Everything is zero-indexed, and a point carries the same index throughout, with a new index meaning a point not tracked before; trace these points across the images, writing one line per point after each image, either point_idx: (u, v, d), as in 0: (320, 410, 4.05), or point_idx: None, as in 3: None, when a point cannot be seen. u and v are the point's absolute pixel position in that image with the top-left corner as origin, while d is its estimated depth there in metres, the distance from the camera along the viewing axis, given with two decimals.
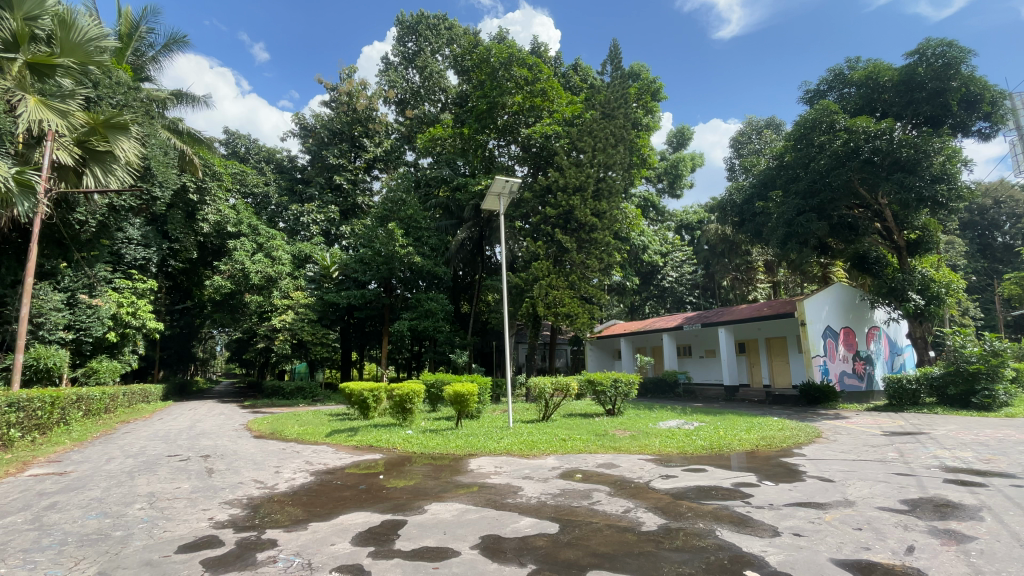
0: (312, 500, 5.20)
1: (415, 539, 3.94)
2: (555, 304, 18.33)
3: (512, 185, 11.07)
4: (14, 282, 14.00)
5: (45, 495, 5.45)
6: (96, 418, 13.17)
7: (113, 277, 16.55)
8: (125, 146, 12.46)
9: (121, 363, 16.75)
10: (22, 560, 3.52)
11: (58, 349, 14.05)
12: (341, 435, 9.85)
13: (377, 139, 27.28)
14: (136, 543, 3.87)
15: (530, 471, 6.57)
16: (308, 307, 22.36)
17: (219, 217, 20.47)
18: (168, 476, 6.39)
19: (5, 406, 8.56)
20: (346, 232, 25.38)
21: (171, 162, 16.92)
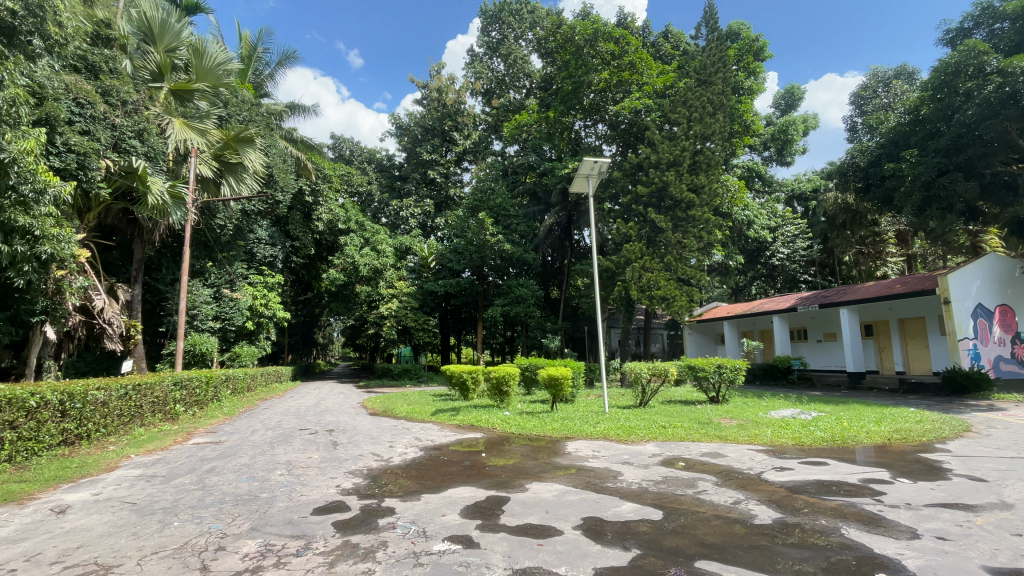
0: (421, 473, 5.60)
1: (519, 516, 4.08)
2: (649, 287, 17.75)
3: (601, 165, 10.73)
4: (173, 280, 16.54)
5: (206, 461, 6.44)
6: (241, 394, 15.27)
7: (249, 274, 19.02)
8: (252, 157, 14.08)
9: (259, 347, 19.08)
10: (193, 515, 4.20)
11: (209, 337, 16.43)
12: (444, 414, 10.44)
13: (466, 132, 28.16)
14: (279, 504, 4.45)
15: (629, 457, 6.46)
16: (409, 296, 23.88)
17: (331, 216, 22.21)
18: (301, 447, 7.23)
19: (171, 384, 10.23)
20: (441, 223, 26.51)
21: (288, 168, 18.73)
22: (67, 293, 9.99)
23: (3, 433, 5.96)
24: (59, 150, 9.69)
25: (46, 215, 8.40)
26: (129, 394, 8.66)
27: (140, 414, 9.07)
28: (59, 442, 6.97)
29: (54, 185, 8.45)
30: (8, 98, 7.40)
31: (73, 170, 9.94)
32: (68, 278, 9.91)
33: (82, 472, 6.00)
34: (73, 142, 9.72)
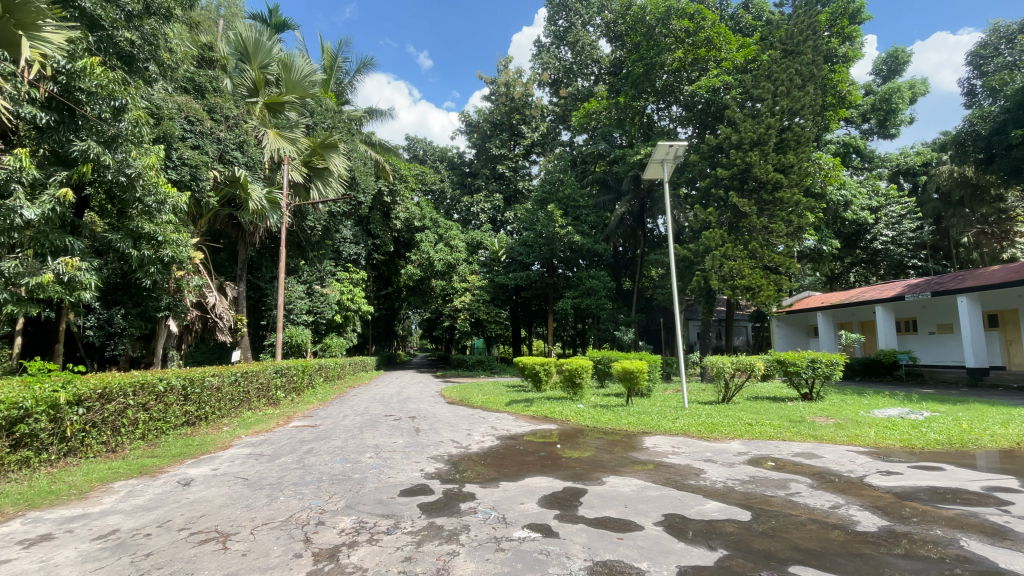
0: (499, 461, 5.73)
1: (598, 508, 4.06)
2: (732, 276, 16.79)
3: (677, 149, 10.27)
4: (272, 278, 18.19)
5: (304, 442, 7.02)
6: (332, 382, 16.49)
7: (336, 271, 20.42)
8: (337, 162, 15.20)
9: (347, 338, 20.43)
10: (296, 491, 4.62)
11: (304, 329, 17.89)
12: (518, 405, 10.59)
13: (534, 124, 28.19)
14: (370, 485, 4.76)
15: (712, 454, 6.19)
16: (483, 290, 24.47)
17: (407, 214, 23.19)
18: (387, 432, 7.68)
19: (273, 372, 11.29)
20: (511, 217, 26.74)
21: (368, 170, 19.78)
22: (186, 291, 11.29)
23: (139, 413, 6.87)
24: (176, 164, 10.95)
25: (166, 222, 9.50)
26: (238, 380, 9.65)
27: (248, 399, 10.10)
28: (183, 422, 7.92)
29: (172, 196, 9.53)
30: (132, 120, 8.39)
31: (186, 182, 11.15)
32: (187, 278, 11.18)
33: (202, 450, 6.78)
34: (186, 156, 10.91)
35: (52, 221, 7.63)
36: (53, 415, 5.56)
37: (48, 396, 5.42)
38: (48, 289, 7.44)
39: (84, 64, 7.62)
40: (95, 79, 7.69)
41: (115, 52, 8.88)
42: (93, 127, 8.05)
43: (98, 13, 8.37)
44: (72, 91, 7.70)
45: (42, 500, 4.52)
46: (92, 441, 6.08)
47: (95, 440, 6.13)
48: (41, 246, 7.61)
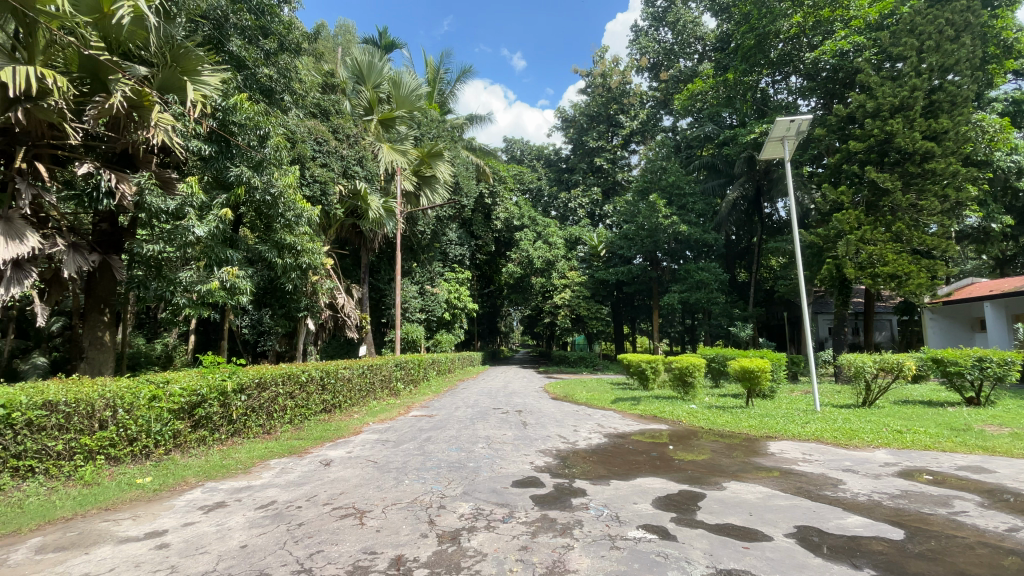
0: (609, 459, 5.68)
1: (719, 514, 3.83)
2: (871, 262, 14.77)
3: (800, 124, 9.24)
4: (390, 280, 19.81)
5: (423, 431, 7.56)
6: (444, 375, 17.51)
7: (444, 271, 21.63)
8: (442, 168, 16.26)
9: (455, 335, 21.57)
10: (418, 475, 5.00)
11: (417, 326, 19.25)
12: (625, 403, 10.36)
13: (633, 113, 27.26)
14: (484, 474, 4.99)
15: (851, 463, 5.52)
16: (583, 286, 24.38)
17: (507, 214, 23.87)
18: (496, 424, 7.97)
19: (394, 365, 12.33)
20: (610, 210, 26.13)
21: (470, 174, 20.85)
22: (320, 294, 12.73)
23: (286, 400, 7.89)
24: (309, 182, 12.34)
25: (303, 234, 10.81)
26: (365, 372, 10.67)
27: (374, 390, 11.11)
28: (322, 409, 8.93)
29: (307, 210, 10.78)
30: (274, 145, 9.64)
31: (318, 197, 12.55)
32: (320, 281, 12.61)
33: (338, 434, 7.60)
34: (316, 175, 12.27)
35: (216, 237, 8.96)
36: (223, 400, 6.61)
37: (217, 384, 6.46)
38: (215, 293, 8.87)
39: (234, 101, 8.84)
40: (244, 113, 8.92)
41: (256, 87, 10.22)
42: (244, 154, 9.39)
43: (243, 55, 9.71)
44: (227, 124, 8.96)
45: (218, 472, 5.40)
46: (251, 423, 7.11)
47: (254, 422, 7.17)
48: (209, 258, 9.00)
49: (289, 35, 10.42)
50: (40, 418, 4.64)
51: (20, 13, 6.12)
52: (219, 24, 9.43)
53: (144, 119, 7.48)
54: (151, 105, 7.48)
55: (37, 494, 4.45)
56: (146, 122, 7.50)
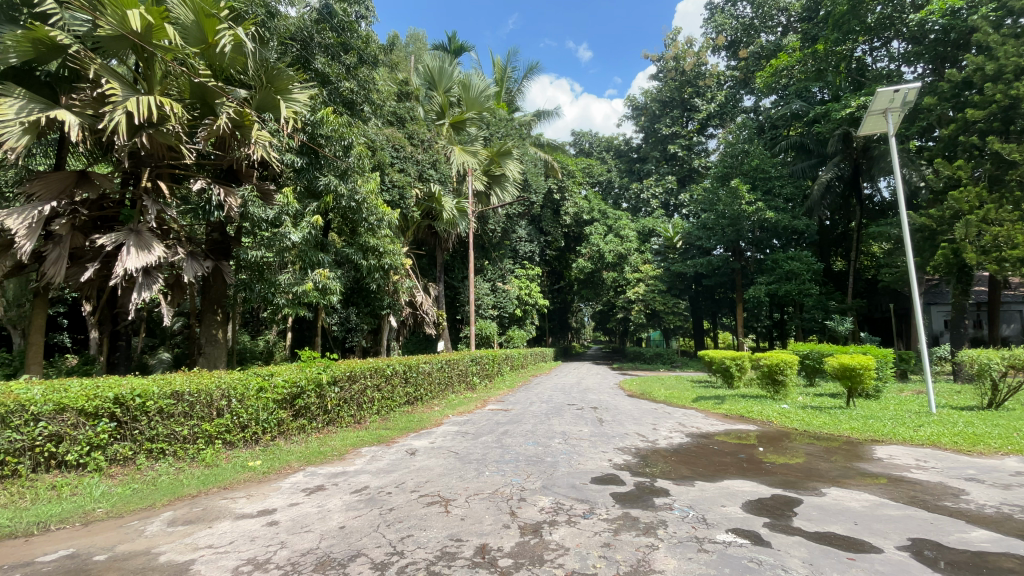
0: (693, 459, 5.46)
1: (818, 522, 3.56)
2: (997, 246, 12.53)
3: (906, 93, 8.25)
4: (463, 277, 20.37)
5: (500, 424, 7.72)
6: (517, 371, 17.73)
7: (515, 268, 21.86)
8: (512, 167, 16.45)
9: (527, 330, 21.77)
10: (498, 468, 5.12)
11: (490, 322, 19.66)
12: (707, 402, 9.89)
13: (709, 95, 25.87)
14: (563, 469, 5.01)
15: (977, 473, 4.87)
16: (658, 279, 23.55)
17: (576, 208, 23.71)
18: (572, 420, 7.95)
19: (470, 360, 12.68)
20: (686, 199, 24.94)
21: (538, 171, 20.95)
22: (400, 292, 13.40)
23: (374, 392, 8.40)
24: (388, 187, 12.98)
25: (384, 236, 11.41)
26: (443, 366, 11.08)
27: (452, 384, 11.51)
28: (405, 401, 9.41)
29: (387, 214, 11.37)
30: (357, 154, 10.26)
31: (396, 201, 13.20)
32: (400, 280, 13.26)
33: (421, 425, 7.97)
34: (394, 180, 12.87)
35: (309, 242, 9.72)
36: (320, 391, 7.18)
37: (314, 376, 7.04)
38: (309, 294, 9.63)
39: (321, 115, 9.58)
40: (329, 125, 9.63)
41: (339, 100, 10.92)
42: (331, 164, 10.11)
43: (327, 71, 10.45)
44: (316, 137, 9.69)
45: (316, 457, 5.88)
46: (344, 413, 7.65)
47: (346, 413, 7.71)
48: (304, 261, 9.77)
49: (367, 49, 11.04)
50: (169, 407, 5.31)
51: (140, 48, 7.03)
52: (305, 45, 10.17)
53: (246, 137, 8.16)
54: (251, 124, 8.12)
55: (169, 472, 5.10)
56: (248, 139, 8.17)
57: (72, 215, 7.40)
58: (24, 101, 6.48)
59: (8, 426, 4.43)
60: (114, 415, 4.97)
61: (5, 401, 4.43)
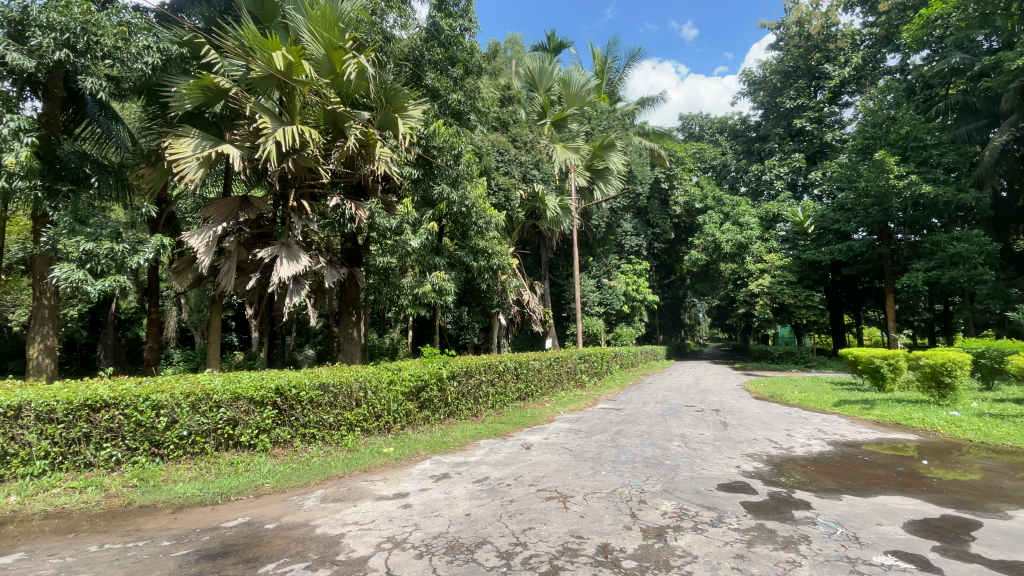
0: (838, 470, 4.87)
1: (1004, 548, 2.98)
2: None
3: None
4: (568, 274, 20.34)
5: (614, 424, 7.59)
6: (628, 369, 17.24)
7: (622, 263, 21.30)
8: (615, 159, 16.04)
9: (636, 327, 21.12)
10: (615, 467, 5.05)
11: (597, 320, 19.41)
12: (852, 407, 8.75)
13: (842, 58, 22.86)
14: (684, 473, 4.78)
15: None
16: (786, 269, 21.33)
17: (687, 196, 22.83)
18: (692, 422, 7.54)
19: (578, 358, 12.64)
20: (818, 178, 22.25)
21: (644, 160, 20.19)
22: (509, 292, 13.82)
23: (488, 387, 8.74)
24: (494, 190, 13.46)
25: (493, 238, 11.86)
26: (553, 364, 11.18)
27: (561, 381, 11.58)
28: (517, 397, 9.66)
29: (494, 216, 11.78)
30: (466, 161, 10.77)
31: (502, 203, 13.62)
32: (508, 279, 13.66)
33: (534, 421, 8.12)
34: (500, 183, 13.31)
35: (426, 246, 10.41)
36: (441, 385, 7.68)
37: (435, 370, 7.54)
38: (427, 294, 10.34)
39: (433, 128, 10.21)
40: (441, 137, 10.22)
41: (448, 112, 11.56)
42: (443, 173, 10.73)
43: (437, 85, 11.09)
44: (430, 149, 10.37)
45: (440, 447, 6.30)
46: (462, 406, 8.07)
47: (465, 406, 8.14)
48: (423, 265, 10.47)
49: (472, 59, 11.54)
50: (318, 396, 6.07)
51: (283, 85, 8.11)
52: (417, 63, 10.89)
53: (370, 154, 9.03)
54: (375, 142, 8.95)
55: (319, 455, 5.82)
56: (372, 156, 9.03)
57: (238, 233, 8.75)
58: (198, 140, 7.83)
59: (199, 411, 5.34)
60: (275, 403, 5.79)
61: (195, 390, 5.33)
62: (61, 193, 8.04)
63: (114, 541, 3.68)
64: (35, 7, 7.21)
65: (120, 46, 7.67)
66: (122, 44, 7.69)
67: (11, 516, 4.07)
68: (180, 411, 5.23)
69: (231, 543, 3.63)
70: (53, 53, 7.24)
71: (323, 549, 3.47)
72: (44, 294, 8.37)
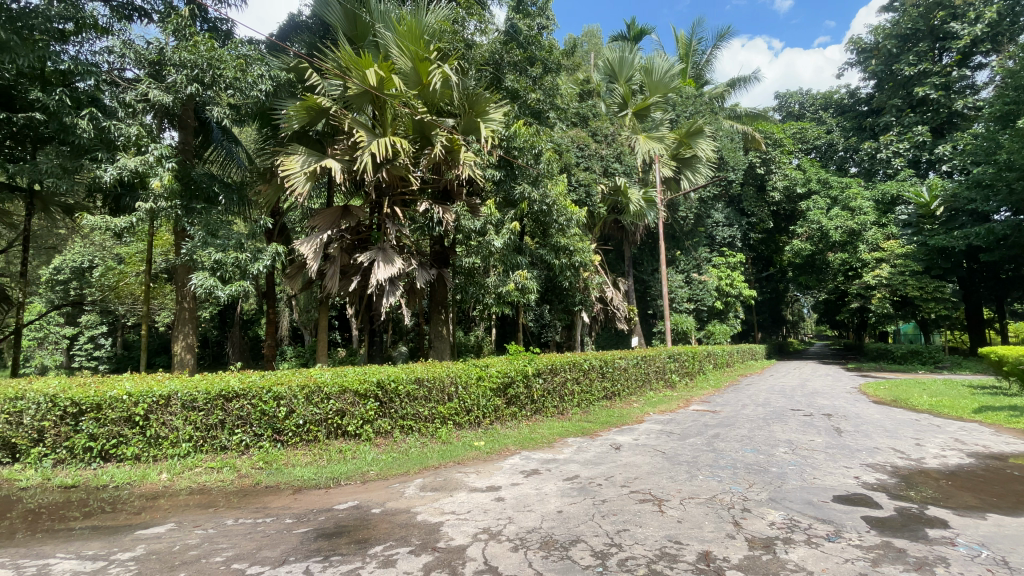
0: (982, 486, 4.24)
1: None
2: None
3: None
4: (654, 270, 19.65)
5: (709, 426, 7.22)
6: (722, 369, 16.29)
7: (713, 256, 20.16)
8: (704, 146, 15.21)
9: (730, 325, 19.85)
10: (713, 472, 4.81)
11: (687, 317, 18.59)
12: (999, 414, 7.56)
13: (976, 12, 19.77)
14: (793, 482, 4.43)
15: None
16: (908, 258, 18.88)
17: (786, 181, 21.07)
18: (799, 427, 6.95)
19: (668, 357, 12.18)
20: (946, 152, 19.45)
21: (736, 145, 18.91)
22: (591, 289, 13.66)
23: (574, 385, 8.71)
24: (575, 187, 13.37)
25: (575, 234, 11.81)
26: (640, 362, 10.86)
27: (650, 381, 11.23)
28: (604, 396, 9.52)
29: (575, 213, 11.70)
30: (546, 160, 10.82)
31: (584, 199, 13.48)
32: (591, 276, 13.49)
33: (622, 421, 7.97)
34: (581, 179, 13.19)
35: (509, 246, 10.60)
36: (527, 382, 7.79)
37: (521, 367, 7.67)
38: (511, 293, 10.54)
39: (514, 129, 10.38)
40: (522, 137, 10.36)
41: (528, 112, 11.67)
42: (525, 173, 10.86)
43: (517, 86, 11.20)
44: (511, 150, 10.55)
45: (529, 443, 6.39)
46: (549, 403, 8.13)
47: (551, 403, 8.18)
48: (506, 264, 10.70)
49: (551, 56, 11.53)
50: (414, 390, 6.45)
51: (376, 99, 8.71)
52: (497, 66, 11.10)
53: (455, 160, 9.39)
54: (459, 148, 9.31)
55: (416, 445, 6.16)
56: (457, 161, 9.40)
57: (341, 240, 9.53)
58: (306, 156, 8.62)
59: (312, 402, 5.89)
60: (377, 396, 6.23)
61: (309, 382, 5.89)
62: (196, 210, 9.23)
63: (246, 516, 4.18)
64: (168, 48, 8.49)
65: (239, 76, 8.59)
66: (241, 74, 8.61)
67: (165, 490, 4.76)
68: (296, 402, 5.80)
69: (344, 524, 3.97)
70: (185, 87, 8.39)
71: (425, 535, 3.68)
72: (185, 298, 9.66)
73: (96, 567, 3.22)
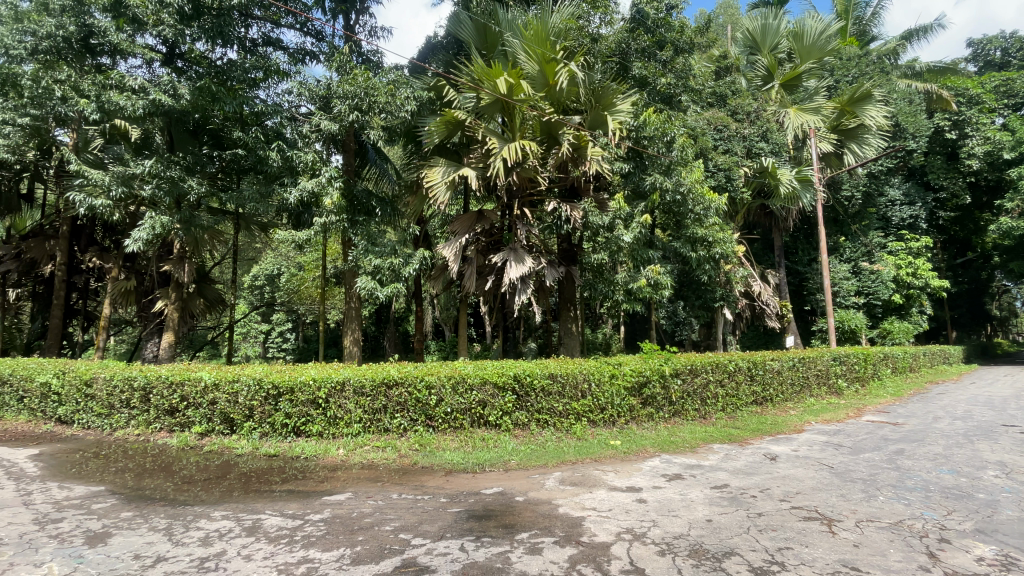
0: None
1: None
2: None
3: None
4: (811, 260, 17.40)
5: (890, 441, 6.18)
6: (904, 375, 13.78)
7: (887, 241, 17.18)
8: (873, 113, 13.05)
9: (914, 322, 16.66)
10: (897, 494, 4.13)
11: (856, 312, 16.07)
12: None
13: None
14: (1010, 513, 3.61)
15: None
16: None
17: (990, 143, 17.13)
18: (1017, 447, 5.62)
19: (831, 360, 10.67)
20: None
21: (918, 107, 15.91)
22: (734, 282, 12.55)
23: (717, 387, 8.13)
24: (713, 172, 12.45)
25: (714, 224, 11.00)
26: (796, 365, 9.69)
27: (809, 386, 9.95)
28: (753, 401, 8.71)
29: (714, 201, 10.87)
30: (679, 146, 10.28)
31: (723, 184, 12.49)
32: (733, 269, 12.43)
33: (777, 429, 7.23)
34: (719, 163, 12.24)
35: (640, 241, 10.30)
36: (664, 382, 7.48)
37: (657, 367, 7.39)
38: (642, 289, 10.26)
39: (643, 118, 10.02)
40: (652, 125, 9.96)
41: (659, 98, 11.15)
42: (655, 162, 10.41)
43: (645, 74, 10.80)
44: (640, 140, 10.20)
45: (669, 445, 6.15)
46: (688, 405, 7.70)
47: (691, 406, 7.73)
48: (636, 260, 10.52)
49: (682, 37, 10.91)
50: (549, 385, 6.63)
51: (506, 105, 9.09)
52: (624, 56, 10.82)
53: (582, 157, 9.44)
54: (586, 144, 9.37)
55: (553, 439, 6.33)
56: (584, 158, 9.43)
57: (477, 242, 10.17)
58: (445, 167, 9.40)
59: (458, 391, 6.40)
60: (514, 389, 6.55)
61: (455, 373, 6.42)
62: (359, 222, 10.57)
63: (407, 492, 4.70)
64: (333, 82, 9.84)
65: (390, 100, 9.68)
66: (391, 98, 9.70)
67: (343, 463, 5.57)
68: (445, 391, 6.36)
69: (491, 508, 4.26)
70: (348, 115, 9.67)
71: (567, 528, 3.77)
72: (352, 299, 11.13)
73: (295, 524, 3.90)
